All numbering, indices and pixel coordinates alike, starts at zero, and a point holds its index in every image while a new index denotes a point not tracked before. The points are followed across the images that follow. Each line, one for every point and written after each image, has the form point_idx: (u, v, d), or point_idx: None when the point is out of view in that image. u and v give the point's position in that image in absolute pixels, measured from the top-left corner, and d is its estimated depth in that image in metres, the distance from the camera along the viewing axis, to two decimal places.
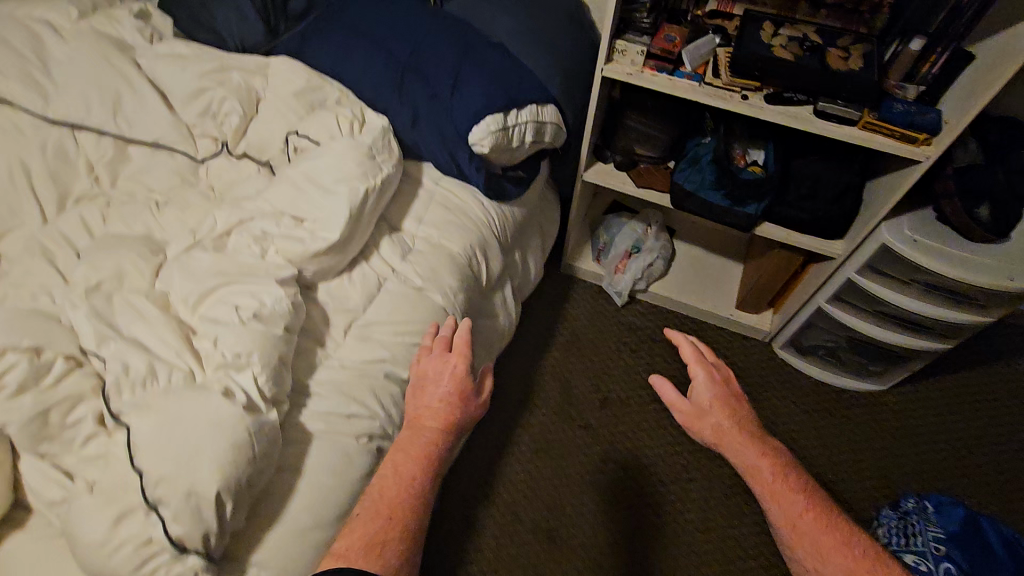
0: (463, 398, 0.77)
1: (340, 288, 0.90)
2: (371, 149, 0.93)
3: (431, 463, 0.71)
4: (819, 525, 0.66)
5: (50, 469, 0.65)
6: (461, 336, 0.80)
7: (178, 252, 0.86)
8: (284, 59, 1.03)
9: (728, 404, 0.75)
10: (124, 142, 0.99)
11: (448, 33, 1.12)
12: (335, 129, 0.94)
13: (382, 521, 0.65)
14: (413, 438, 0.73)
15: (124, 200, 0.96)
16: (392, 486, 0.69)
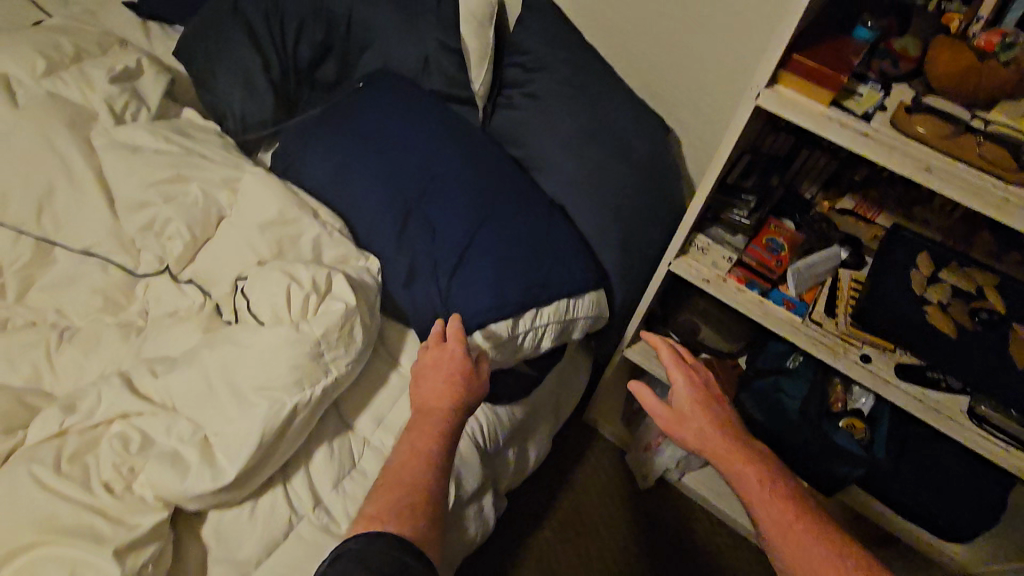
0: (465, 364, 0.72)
1: (234, 526, 0.66)
2: (318, 344, 0.68)
3: (441, 428, 0.68)
4: (814, 537, 0.63)
5: None
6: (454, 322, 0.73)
7: (33, 441, 0.64)
8: (260, 175, 0.80)
9: (709, 408, 0.76)
10: (48, 246, 0.79)
11: (478, 178, 0.87)
12: (280, 300, 0.69)
13: (408, 501, 0.62)
14: (426, 409, 0.70)
15: (24, 323, 0.76)
16: (408, 461, 0.65)
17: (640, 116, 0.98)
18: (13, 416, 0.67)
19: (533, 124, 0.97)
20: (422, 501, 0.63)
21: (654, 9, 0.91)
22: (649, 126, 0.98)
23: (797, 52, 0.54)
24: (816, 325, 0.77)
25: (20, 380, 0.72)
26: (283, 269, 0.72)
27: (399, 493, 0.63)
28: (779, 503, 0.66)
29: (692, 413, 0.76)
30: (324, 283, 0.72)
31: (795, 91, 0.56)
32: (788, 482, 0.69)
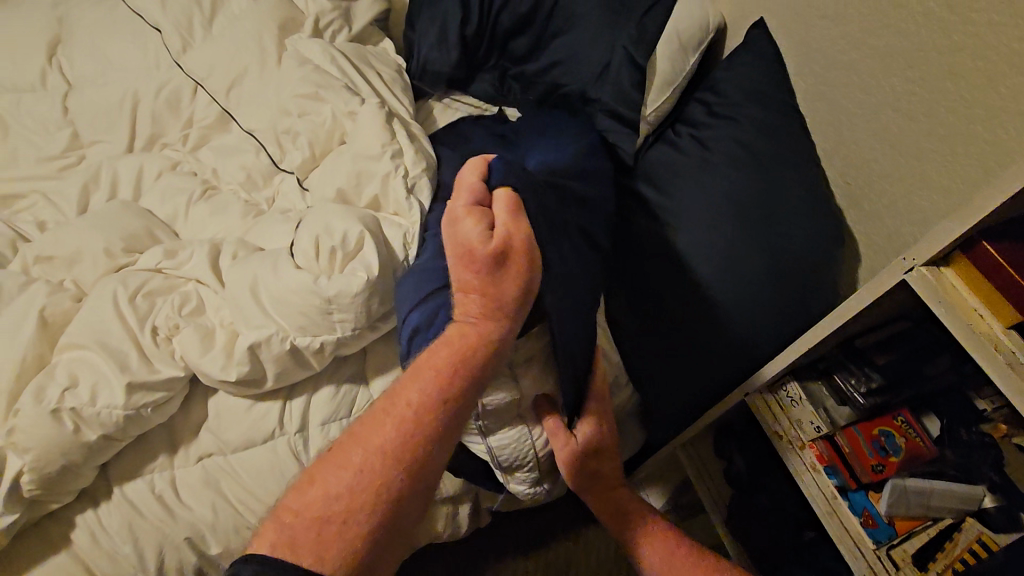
0: (507, 251, 0.59)
1: (232, 411, 0.74)
2: (328, 303, 0.69)
3: (470, 336, 0.61)
4: (667, 551, 0.73)
5: None
6: (473, 198, 0.60)
7: (137, 267, 0.77)
8: (373, 111, 0.84)
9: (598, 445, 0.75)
10: (228, 117, 0.93)
11: (564, 217, 0.74)
12: (311, 244, 0.71)
13: (371, 483, 0.54)
14: (430, 359, 0.60)
15: (186, 170, 0.91)
16: (387, 430, 0.57)
17: (813, 219, 0.79)
18: (138, 241, 0.81)
19: (683, 173, 0.85)
20: (407, 456, 0.56)
21: (886, 102, 0.72)
22: (816, 236, 0.78)
23: (989, 241, 0.47)
24: (891, 567, 0.57)
25: (164, 213, 0.88)
26: (326, 218, 0.73)
27: (395, 443, 0.56)
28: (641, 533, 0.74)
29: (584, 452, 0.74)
30: (352, 244, 0.71)
31: (967, 284, 0.49)
32: (648, 518, 0.76)
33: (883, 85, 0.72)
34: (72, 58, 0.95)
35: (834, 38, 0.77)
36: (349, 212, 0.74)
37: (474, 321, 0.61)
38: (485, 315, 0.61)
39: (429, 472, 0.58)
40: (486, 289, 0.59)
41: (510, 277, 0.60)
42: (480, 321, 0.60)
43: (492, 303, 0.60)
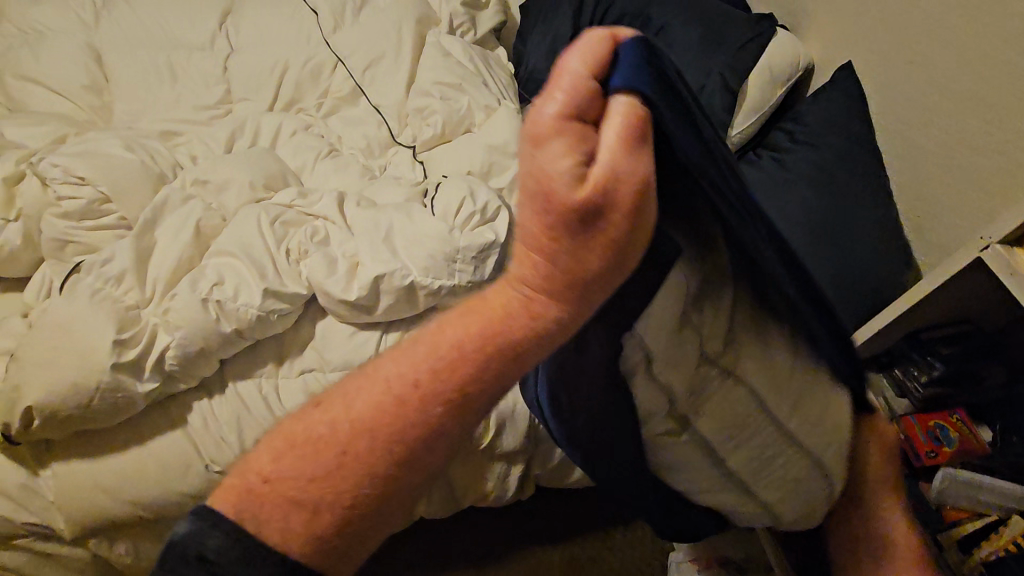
0: (592, 215, 0.33)
1: (336, 335, 0.83)
2: (456, 252, 0.79)
3: (498, 328, 0.37)
4: None
5: (39, 279, 0.78)
6: (586, 93, 0.34)
7: (274, 200, 0.89)
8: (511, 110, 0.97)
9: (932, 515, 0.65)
10: (359, 91, 1.06)
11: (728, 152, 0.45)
12: (455, 203, 0.84)
13: (286, 515, 0.34)
14: (440, 337, 0.38)
15: (317, 131, 1.04)
16: (341, 458, 0.35)
17: (886, 255, 0.84)
18: (275, 182, 0.92)
19: (762, 189, 0.94)
20: (349, 508, 0.35)
21: (964, 140, 0.78)
22: (890, 274, 0.84)
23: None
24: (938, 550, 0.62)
25: (294, 164, 1.00)
26: (470, 185, 0.86)
27: (341, 464, 0.35)
28: None
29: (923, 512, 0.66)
30: (490, 212, 0.83)
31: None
32: None
33: (961, 125, 0.79)
34: (237, 29, 1.11)
35: (914, 81, 0.85)
36: (487, 188, 0.87)
37: (522, 295, 0.37)
38: (547, 297, 0.36)
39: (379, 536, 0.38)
40: (549, 255, 0.35)
41: (601, 246, 0.34)
42: (530, 298, 0.37)
43: (565, 270, 0.35)
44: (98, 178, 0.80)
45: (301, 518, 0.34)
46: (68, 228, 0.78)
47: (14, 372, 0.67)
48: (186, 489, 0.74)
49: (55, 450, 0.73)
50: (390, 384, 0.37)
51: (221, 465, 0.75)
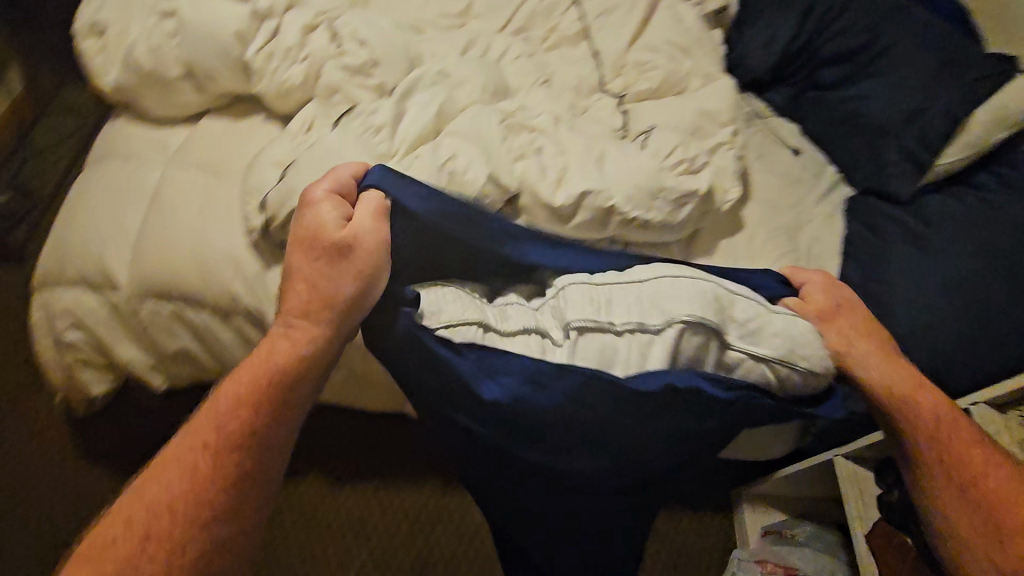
0: (330, 256, 0.67)
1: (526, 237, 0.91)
2: (659, 190, 0.87)
3: (218, 423, 0.59)
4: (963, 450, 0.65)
5: (306, 114, 0.92)
6: (294, 258, 0.68)
7: (499, 105, 0.99)
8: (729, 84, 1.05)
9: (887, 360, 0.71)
10: (585, 34, 1.15)
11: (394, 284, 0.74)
12: (666, 149, 0.92)
13: (180, 491, 0.55)
14: (208, 413, 0.60)
15: (539, 56, 1.12)
16: (176, 468, 0.56)
17: None
18: (498, 93, 1.01)
19: (951, 221, 0.98)
20: (188, 488, 0.56)
21: None
22: None
23: None
24: None
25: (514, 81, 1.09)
26: (680, 141, 0.95)
27: (184, 464, 0.57)
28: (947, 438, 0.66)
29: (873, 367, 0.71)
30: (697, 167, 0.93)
31: None
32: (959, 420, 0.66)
33: None
34: None
35: None
36: (694, 145, 0.95)
37: (277, 360, 0.63)
38: (269, 392, 0.61)
39: (262, 474, 0.60)
40: (251, 380, 0.62)
41: (284, 351, 0.64)
42: (251, 390, 0.61)
43: (236, 399, 0.61)
44: (374, 44, 0.93)
45: (238, 439, 0.59)
46: (340, 79, 0.91)
47: (288, 178, 0.80)
48: None
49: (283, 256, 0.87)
50: (182, 456, 0.57)
51: None
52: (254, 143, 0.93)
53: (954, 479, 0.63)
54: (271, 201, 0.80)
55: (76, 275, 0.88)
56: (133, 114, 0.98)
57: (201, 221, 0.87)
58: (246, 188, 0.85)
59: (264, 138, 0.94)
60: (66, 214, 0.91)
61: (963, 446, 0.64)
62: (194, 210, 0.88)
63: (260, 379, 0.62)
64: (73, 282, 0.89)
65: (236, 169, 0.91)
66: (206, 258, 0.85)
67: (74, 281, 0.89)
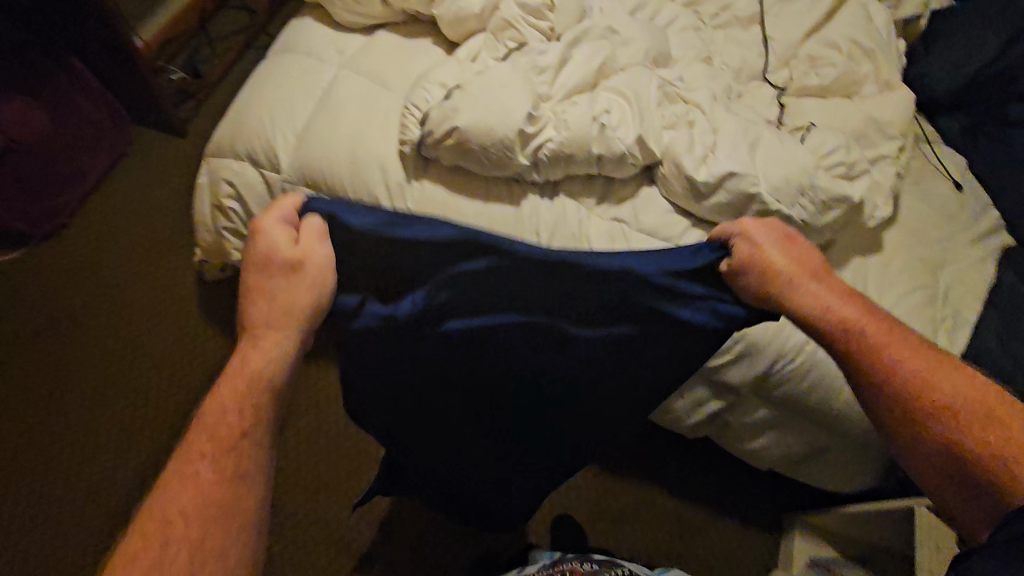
0: (280, 275, 0.57)
1: (657, 204, 0.90)
2: (808, 187, 0.85)
3: (224, 426, 0.53)
4: (928, 360, 0.58)
5: (475, 44, 0.95)
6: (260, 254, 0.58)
7: (658, 70, 0.98)
8: (905, 98, 1.00)
9: (825, 280, 0.61)
10: (758, 19, 1.11)
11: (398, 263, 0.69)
12: (822, 151, 0.90)
13: (178, 530, 0.48)
14: (212, 422, 0.53)
15: (705, 31, 1.09)
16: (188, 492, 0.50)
17: None
18: (658, 58, 1.00)
19: None
20: (204, 513, 0.49)
21: None
22: None
23: None
24: None
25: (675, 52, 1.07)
26: (840, 143, 0.91)
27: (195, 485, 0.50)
28: (911, 348, 0.58)
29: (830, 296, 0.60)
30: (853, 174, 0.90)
31: None
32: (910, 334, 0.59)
33: None
34: None
35: None
36: (855, 151, 0.91)
37: (269, 361, 0.56)
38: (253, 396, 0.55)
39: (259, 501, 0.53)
40: (242, 384, 0.55)
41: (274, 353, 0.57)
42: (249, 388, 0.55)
43: (240, 390, 0.55)
44: None
45: (228, 441, 0.53)
46: (515, 16, 0.94)
47: (453, 98, 0.85)
48: None
49: (425, 171, 0.91)
50: (195, 458, 0.52)
51: None
52: (420, 62, 0.99)
53: (912, 399, 0.56)
54: (433, 116, 0.84)
55: (245, 149, 0.97)
56: (319, 17, 1.06)
57: (361, 123, 0.93)
58: (409, 101, 0.90)
59: (430, 60, 0.99)
60: (247, 95, 1.01)
61: (890, 338, 0.58)
62: (355, 111, 0.94)
63: (255, 384, 0.55)
64: (240, 155, 0.98)
65: (399, 82, 0.97)
66: (359, 157, 0.91)
67: (241, 154, 0.98)
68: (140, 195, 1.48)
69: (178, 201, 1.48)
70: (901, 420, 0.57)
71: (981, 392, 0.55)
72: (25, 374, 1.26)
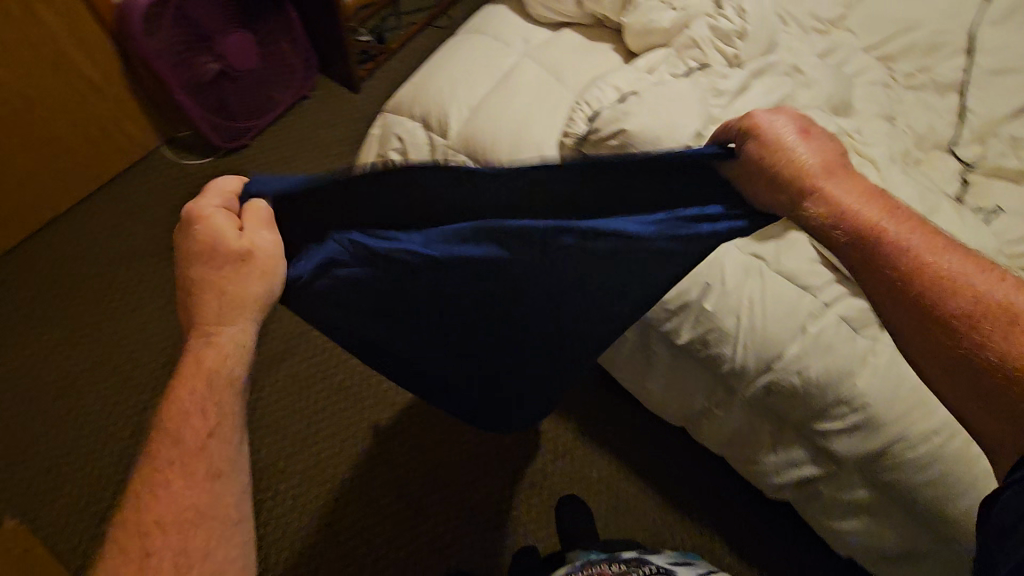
0: (230, 272, 0.60)
1: (804, 249, 0.87)
2: None
3: (195, 411, 0.57)
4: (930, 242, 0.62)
5: (656, 57, 0.97)
6: (194, 246, 0.60)
7: (837, 118, 0.94)
8: None
9: (835, 160, 0.67)
10: (959, 89, 1.04)
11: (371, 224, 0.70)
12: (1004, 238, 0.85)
13: (176, 511, 0.53)
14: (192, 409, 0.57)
15: (895, 90, 1.04)
16: (182, 477, 0.54)
17: None
18: (839, 106, 0.97)
19: None
20: (195, 496, 0.54)
21: None
22: None
23: None
24: None
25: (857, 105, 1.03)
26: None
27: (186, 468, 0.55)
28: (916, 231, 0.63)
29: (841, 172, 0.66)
30: None
31: None
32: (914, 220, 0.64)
33: None
34: None
35: None
36: None
37: (228, 342, 0.59)
38: (221, 379, 0.59)
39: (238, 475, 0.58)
40: (214, 368, 0.58)
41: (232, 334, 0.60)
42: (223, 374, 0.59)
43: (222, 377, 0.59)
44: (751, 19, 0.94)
45: (200, 436, 0.56)
46: (703, 37, 0.94)
47: (629, 104, 0.87)
48: None
49: None
50: (187, 443, 0.56)
51: None
52: (597, 66, 1.02)
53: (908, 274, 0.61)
54: (606, 117, 0.87)
55: (422, 112, 1.06)
56: (513, 8, 1.13)
57: (531, 110, 0.98)
58: (581, 98, 0.93)
59: (606, 65, 1.03)
60: (433, 65, 1.10)
61: (898, 219, 0.64)
62: (527, 98, 0.99)
63: (223, 368, 0.59)
64: (416, 117, 1.07)
65: (573, 80, 1.01)
66: (522, 140, 0.95)
67: (416, 116, 1.06)
68: (313, 135, 1.65)
69: (340, 148, 1.63)
70: (905, 302, 0.61)
71: (987, 284, 0.59)
72: (151, 284, 1.41)
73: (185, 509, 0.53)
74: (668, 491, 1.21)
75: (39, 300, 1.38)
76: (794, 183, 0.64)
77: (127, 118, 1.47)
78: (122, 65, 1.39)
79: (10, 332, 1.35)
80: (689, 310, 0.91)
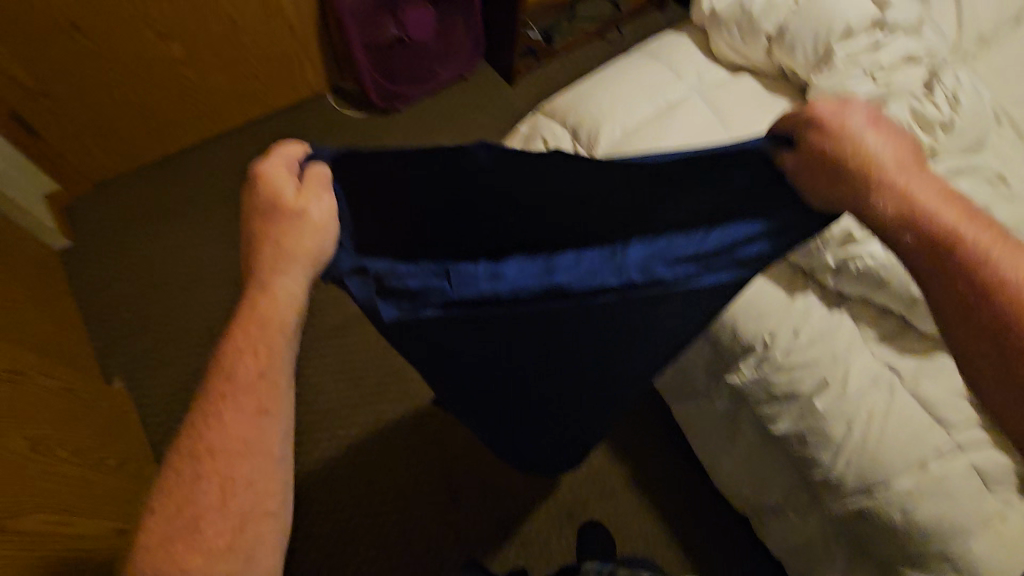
0: (284, 223, 0.52)
1: (949, 377, 0.78)
2: None
3: (240, 359, 0.51)
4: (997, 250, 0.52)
5: None
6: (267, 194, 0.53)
7: None
8: None
9: (904, 152, 0.56)
10: None
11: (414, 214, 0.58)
12: None
13: (220, 460, 0.48)
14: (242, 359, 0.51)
15: None
16: (232, 422, 0.49)
17: None
18: None
19: None
20: (241, 445, 0.49)
21: None
22: None
23: None
24: None
25: None
26: None
27: (231, 418, 0.49)
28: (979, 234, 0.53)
29: (915, 171, 0.55)
30: None
31: None
32: (982, 224, 0.53)
33: None
34: None
35: None
36: None
37: (278, 301, 0.52)
38: (260, 339, 0.52)
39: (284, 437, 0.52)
40: (257, 328, 0.52)
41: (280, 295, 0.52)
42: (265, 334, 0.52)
43: (260, 331, 0.52)
44: (963, 112, 0.83)
45: (247, 383, 0.50)
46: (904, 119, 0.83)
47: None
48: (741, 326, 0.86)
49: None
50: (238, 393, 0.50)
51: (773, 343, 0.84)
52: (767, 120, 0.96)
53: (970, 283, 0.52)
54: None
55: (575, 122, 1.05)
56: (696, 40, 1.10)
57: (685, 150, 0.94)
58: None
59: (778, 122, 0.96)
60: (598, 78, 1.09)
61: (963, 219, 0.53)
62: (686, 136, 0.96)
63: (268, 327, 0.52)
64: (568, 126, 1.07)
65: (738, 129, 0.96)
66: None
67: (568, 124, 1.06)
68: (461, 116, 1.73)
69: (482, 134, 1.70)
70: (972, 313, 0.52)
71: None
72: None
73: (236, 440, 0.49)
74: (706, 567, 1.14)
75: (176, 203, 1.53)
76: (845, 165, 0.55)
77: (306, 61, 1.60)
78: (316, 14, 1.51)
79: (147, 223, 1.50)
80: (796, 400, 0.84)
